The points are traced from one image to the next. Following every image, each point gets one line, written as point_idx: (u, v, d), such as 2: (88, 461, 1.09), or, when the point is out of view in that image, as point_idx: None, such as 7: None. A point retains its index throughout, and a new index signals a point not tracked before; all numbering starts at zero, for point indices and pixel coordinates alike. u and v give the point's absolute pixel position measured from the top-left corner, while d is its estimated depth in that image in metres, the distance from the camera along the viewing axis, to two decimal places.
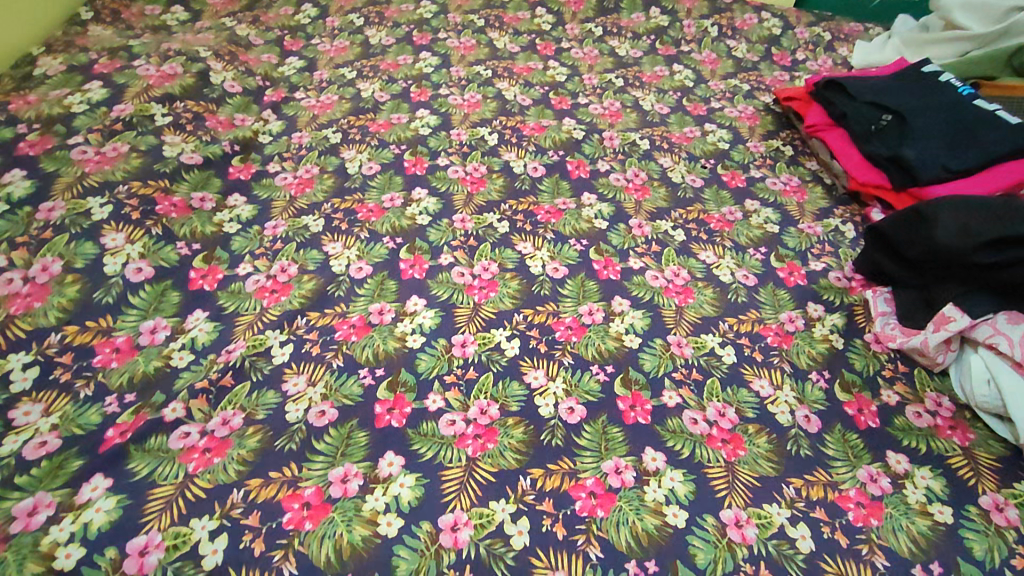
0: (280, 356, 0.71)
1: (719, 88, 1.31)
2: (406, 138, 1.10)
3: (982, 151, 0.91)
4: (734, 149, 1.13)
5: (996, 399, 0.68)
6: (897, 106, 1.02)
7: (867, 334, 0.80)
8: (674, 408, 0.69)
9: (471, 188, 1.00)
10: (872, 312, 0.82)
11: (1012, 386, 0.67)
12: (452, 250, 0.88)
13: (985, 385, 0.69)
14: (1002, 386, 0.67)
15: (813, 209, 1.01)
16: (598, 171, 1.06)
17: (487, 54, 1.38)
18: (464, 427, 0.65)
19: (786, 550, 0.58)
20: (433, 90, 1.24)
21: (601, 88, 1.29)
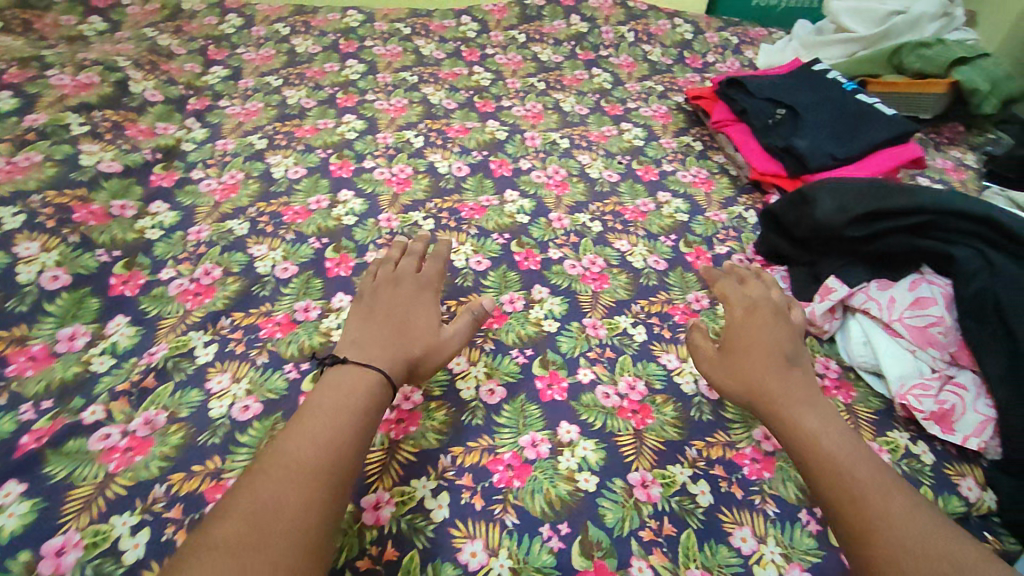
0: (204, 356, 0.72)
1: (635, 89, 1.39)
2: (332, 142, 1.12)
3: (864, 140, 1.02)
4: (647, 146, 1.20)
5: (871, 357, 0.75)
6: (790, 102, 1.12)
7: None
8: (588, 383, 0.74)
9: (396, 189, 1.03)
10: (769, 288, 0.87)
11: (883, 345, 0.74)
12: (377, 247, 0.91)
13: (862, 345, 0.76)
14: (876, 347, 0.75)
15: (719, 199, 1.08)
16: (520, 169, 1.11)
17: (414, 61, 1.41)
18: (387, 413, 0.68)
19: (687, 505, 0.63)
20: (359, 96, 1.26)
21: (523, 91, 1.35)
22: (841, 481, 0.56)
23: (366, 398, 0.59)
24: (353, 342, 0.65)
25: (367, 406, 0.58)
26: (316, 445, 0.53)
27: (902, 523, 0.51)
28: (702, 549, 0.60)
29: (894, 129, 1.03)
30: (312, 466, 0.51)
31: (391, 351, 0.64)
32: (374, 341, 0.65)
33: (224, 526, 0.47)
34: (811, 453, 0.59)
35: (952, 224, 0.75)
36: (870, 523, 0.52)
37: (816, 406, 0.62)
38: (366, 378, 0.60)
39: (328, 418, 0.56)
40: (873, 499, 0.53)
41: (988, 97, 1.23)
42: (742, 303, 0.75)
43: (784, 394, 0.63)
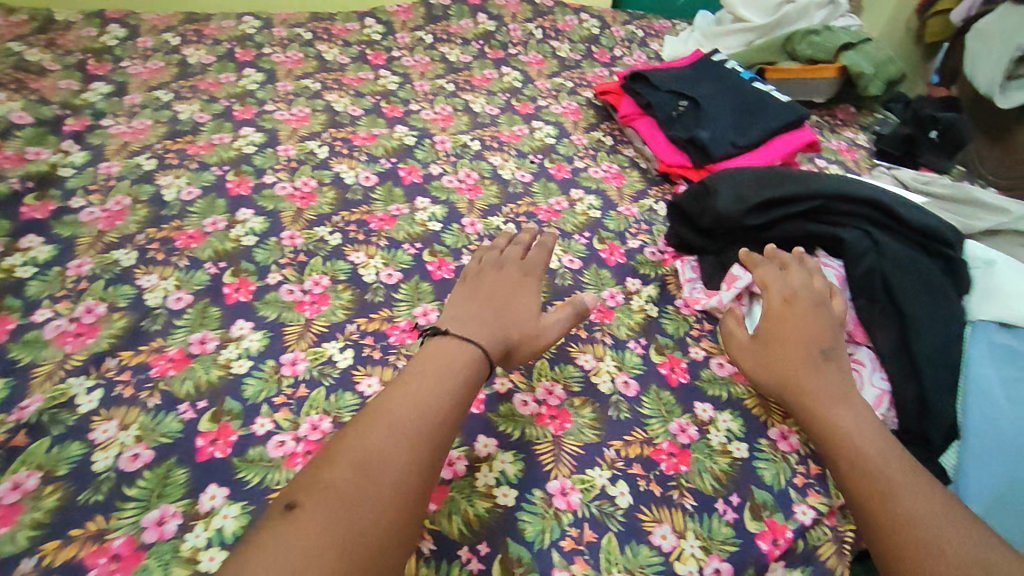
0: (86, 404, 0.66)
1: (545, 87, 1.39)
2: (229, 158, 1.05)
3: (762, 127, 1.06)
4: (559, 144, 1.20)
5: None
6: (691, 93, 1.14)
7: (678, 300, 0.88)
8: (506, 393, 0.72)
9: (300, 203, 0.98)
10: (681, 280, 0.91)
11: None
12: (280, 268, 0.86)
13: None
14: None
15: (630, 193, 1.09)
16: (430, 175, 1.08)
17: (316, 68, 1.35)
18: (294, 446, 0.64)
19: (607, 509, 0.62)
20: (258, 107, 1.20)
21: (432, 93, 1.32)
22: (873, 479, 0.56)
23: (456, 383, 0.60)
24: (433, 345, 0.64)
25: (434, 428, 0.56)
26: (418, 409, 0.56)
27: (932, 522, 0.52)
28: (623, 552, 0.59)
29: (788, 115, 1.07)
30: (412, 430, 0.55)
31: (460, 361, 0.62)
32: (443, 354, 0.63)
33: (332, 473, 0.51)
34: (842, 447, 0.60)
35: (841, 208, 0.78)
36: (898, 521, 0.53)
37: (852, 405, 0.63)
38: (430, 397, 0.58)
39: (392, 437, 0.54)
40: (904, 499, 0.54)
41: (874, 79, 1.30)
42: (781, 290, 0.72)
43: (819, 390, 0.64)
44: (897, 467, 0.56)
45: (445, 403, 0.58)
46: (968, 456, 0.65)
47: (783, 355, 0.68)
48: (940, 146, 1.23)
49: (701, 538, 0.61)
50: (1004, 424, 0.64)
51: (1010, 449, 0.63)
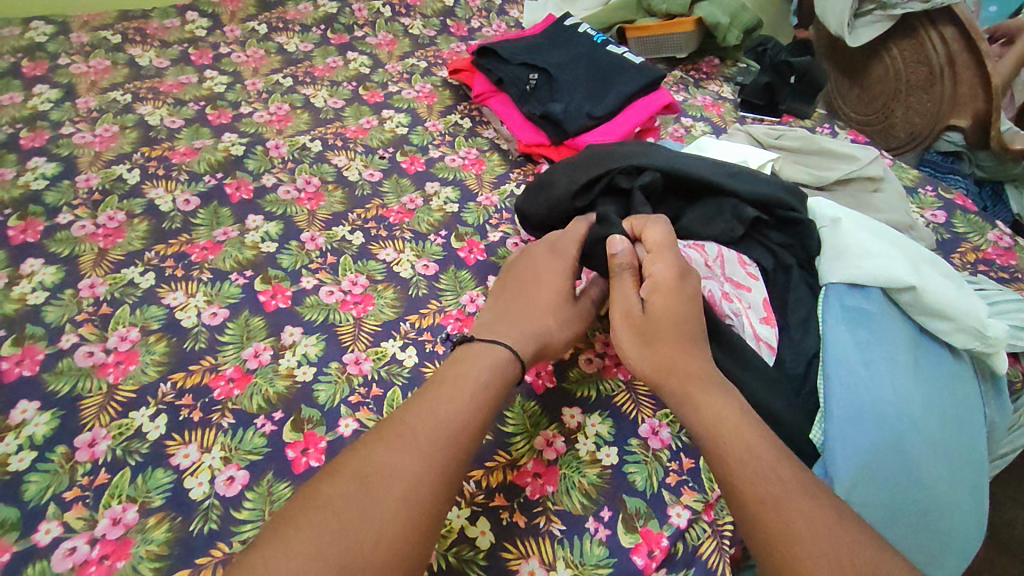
0: None
1: (396, 70, 1.27)
2: (12, 199, 0.89)
3: (617, 94, 1.00)
4: (412, 133, 1.10)
5: None
6: (542, 63, 1.06)
7: None
8: (351, 436, 0.64)
9: (103, 243, 0.84)
10: None
11: None
12: (76, 326, 0.73)
13: None
14: None
15: (491, 178, 1.02)
16: (263, 187, 0.95)
17: (127, 75, 1.17)
18: (87, 552, 0.54)
19: (465, 555, 0.56)
20: (51, 131, 1.02)
21: (267, 91, 1.18)
22: (761, 476, 0.50)
23: (467, 398, 0.55)
24: (462, 350, 0.60)
25: (452, 439, 0.52)
26: (436, 420, 0.52)
27: (818, 531, 0.47)
28: None
29: (642, 78, 1.02)
30: (427, 443, 0.51)
31: (484, 366, 0.58)
32: (467, 363, 0.58)
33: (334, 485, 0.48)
34: (725, 439, 0.53)
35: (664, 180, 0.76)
36: (780, 535, 0.47)
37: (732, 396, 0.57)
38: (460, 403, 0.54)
39: (418, 446, 0.50)
40: (790, 507, 0.48)
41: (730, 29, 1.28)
42: (675, 264, 0.62)
43: (702, 376, 0.58)
44: (784, 466, 0.51)
45: (470, 407, 0.54)
46: (829, 425, 0.65)
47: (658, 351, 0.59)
48: (798, 92, 1.22)
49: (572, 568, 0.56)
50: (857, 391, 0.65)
51: (865, 414, 0.65)
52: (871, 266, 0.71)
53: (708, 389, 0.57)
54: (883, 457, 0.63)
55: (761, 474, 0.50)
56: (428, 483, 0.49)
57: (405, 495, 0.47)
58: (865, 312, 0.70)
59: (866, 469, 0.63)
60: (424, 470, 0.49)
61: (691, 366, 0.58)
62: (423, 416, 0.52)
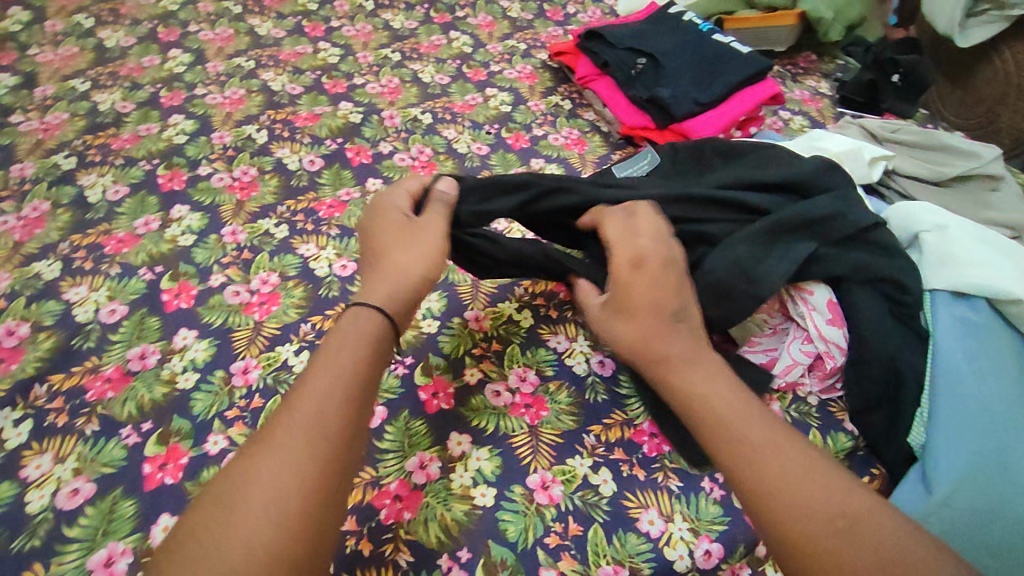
0: (16, 438, 0.61)
1: (497, 50, 1.31)
2: (158, 151, 0.97)
3: (725, 81, 1.02)
4: (515, 111, 1.14)
5: None
6: (649, 49, 1.09)
7: None
8: (477, 384, 0.68)
9: (240, 195, 0.91)
10: None
11: None
12: (223, 268, 0.80)
13: None
14: None
15: (593, 158, 1.05)
16: (381, 154, 1.01)
17: (248, 44, 1.24)
18: None
19: (591, 499, 0.60)
20: (187, 91, 1.10)
21: (377, 65, 1.23)
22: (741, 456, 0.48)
23: (330, 387, 0.48)
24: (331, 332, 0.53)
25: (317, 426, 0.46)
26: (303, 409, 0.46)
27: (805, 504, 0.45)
28: (611, 543, 0.57)
29: (751, 65, 1.03)
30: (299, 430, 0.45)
31: (358, 332, 0.52)
32: (336, 344, 0.51)
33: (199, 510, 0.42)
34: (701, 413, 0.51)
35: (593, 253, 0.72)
36: (763, 501, 0.46)
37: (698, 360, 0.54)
38: (323, 386, 0.48)
39: (273, 450, 0.44)
40: (779, 479, 0.46)
41: (834, 24, 1.28)
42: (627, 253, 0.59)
43: (674, 349, 0.54)
44: (758, 422, 0.50)
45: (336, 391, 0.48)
46: (931, 428, 0.66)
47: (630, 319, 0.57)
48: (903, 90, 1.19)
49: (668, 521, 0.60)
50: (956, 396, 0.66)
51: (965, 418, 0.65)
52: (979, 275, 0.71)
53: (678, 355, 0.54)
54: (984, 464, 0.64)
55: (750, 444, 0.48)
56: (290, 484, 0.43)
57: (274, 517, 0.41)
58: (971, 321, 0.70)
59: (966, 473, 0.63)
60: (282, 472, 0.43)
61: (664, 344, 0.55)
62: (276, 423, 0.46)
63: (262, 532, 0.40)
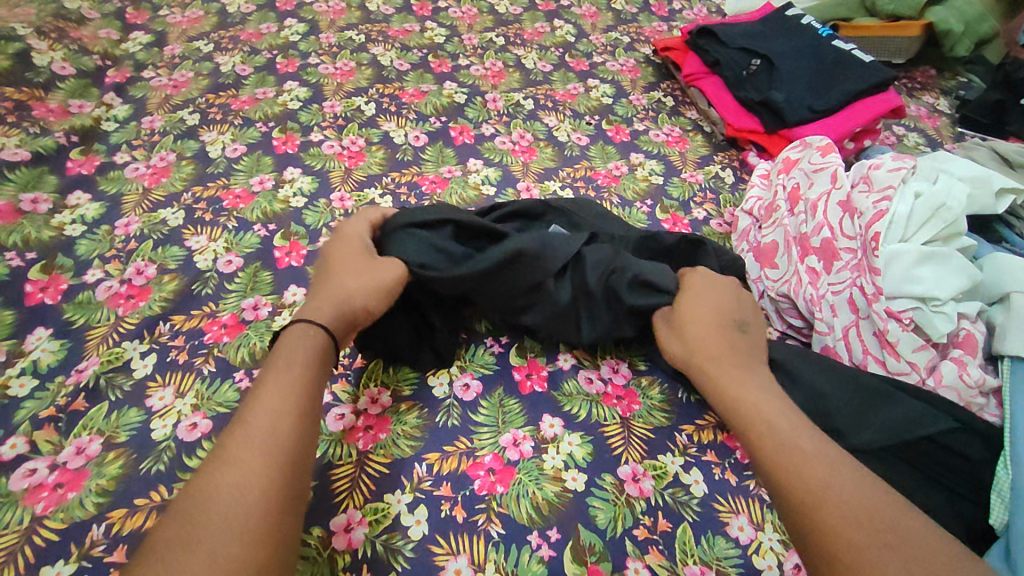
0: (141, 369, 0.65)
1: (601, 41, 1.30)
2: (274, 114, 1.01)
3: (843, 90, 0.98)
4: (617, 104, 1.13)
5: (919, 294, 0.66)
6: (764, 50, 1.06)
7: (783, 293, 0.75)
8: (571, 370, 0.68)
9: (348, 163, 0.94)
10: (786, 266, 0.77)
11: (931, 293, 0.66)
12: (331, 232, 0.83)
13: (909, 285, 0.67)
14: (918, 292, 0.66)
15: (695, 158, 1.03)
16: (482, 135, 1.02)
17: (359, 18, 1.27)
18: (353, 420, 0.61)
19: (681, 497, 0.60)
20: (301, 60, 1.14)
21: (481, 47, 1.24)
22: (783, 450, 0.52)
23: (287, 401, 0.50)
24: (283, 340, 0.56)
25: (276, 434, 0.48)
26: (275, 418, 0.49)
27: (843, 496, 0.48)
28: (700, 543, 0.57)
29: (873, 75, 0.99)
30: (269, 441, 0.47)
31: (304, 346, 0.55)
32: (288, 358, 0.54)
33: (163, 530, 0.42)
34: (747, 416, 0.56)
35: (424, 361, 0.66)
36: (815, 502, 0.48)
37: (750, 374, 0.61)
38: (270, 397, 0.50)
39: (228, 466, 0.45)
40: (813, 472, 0.50)
41: (962, 39, 1.22)
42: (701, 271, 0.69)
43: (727, 359, 0.61)
44: (802, 434, 0.53)
45: (291, 402, 0.50)
46: (1016, 468, 0.57)
47: (699, 335, 0.63)
48: None
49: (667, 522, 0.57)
50: None
51: None
52: None
53: (733, 369, 0.61)
54: None
55: (785, 442, 0.53)
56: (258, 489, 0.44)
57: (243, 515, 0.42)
58: None
59: None
60: (256, 476, 0.45)
61: (717, 349, 0.62)
62: (232, 438, 0.47)
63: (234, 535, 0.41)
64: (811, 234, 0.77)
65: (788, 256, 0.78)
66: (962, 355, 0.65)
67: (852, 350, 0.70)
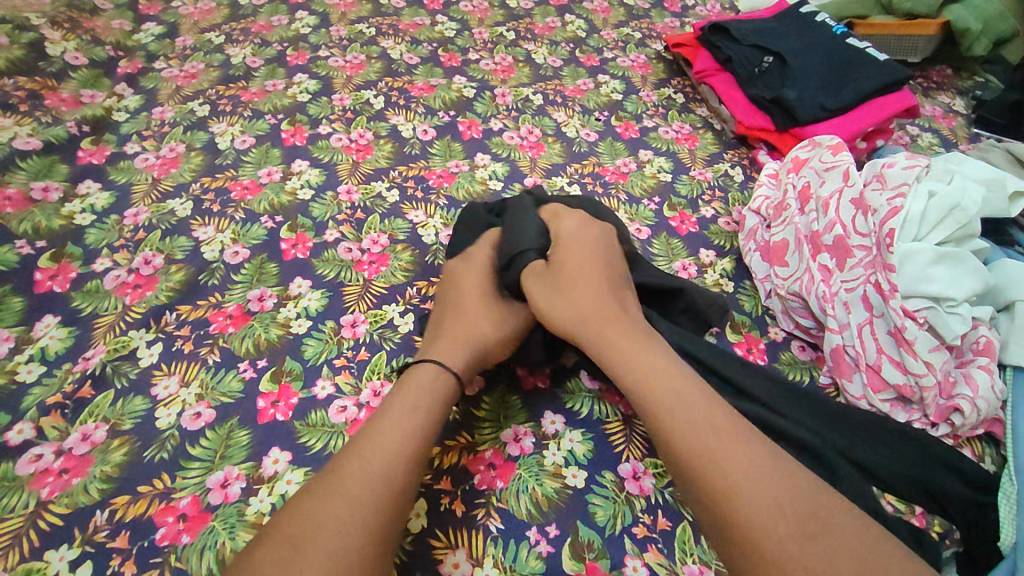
0: (147, 358, 0.66)
1: (612, 37, 1.29)
2: (283, 107, 1.02)
3: (856, 89, 0.97)
4: (626, 100, 1.12)
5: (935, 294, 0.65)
6: (777, 47, 1.05)
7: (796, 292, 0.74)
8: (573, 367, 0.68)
9: (356, 156, 0.94)
10: (798, 265, 0.76)
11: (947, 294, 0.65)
12: (337, 224, 0.83)
13: (925, 284, 0.66)
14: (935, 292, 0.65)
15: (704, 155, 1.02)
16: (491, 130, 1.02)
17: (370, 11, 1.27)
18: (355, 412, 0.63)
19: (681, 496, 0.59)
20: (311, 53, 1.14)
21: (491, 42, 1.23)
22: (697, 433, 0.49)
23: (403, 433, 0.50)
24: (402, 381, 0.56)
25: (383, 471, 0.48)
26: (392, 453, 0.49)
27: (758, 482, 0.45)
28: (699, 543, 0.56)
29: (887, 74, 0.98)
30: (372, 476, 0.47)
31: (426, 385, 0.55)
32: (404, 393, 0.54)
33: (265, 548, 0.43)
34: (657, 392, 0.52)
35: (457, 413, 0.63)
36: (731, 497, 0.45)
37: (649, 343, 0.57)
38: (386, 430, 0.50)
39: (340, 482, 0.47)
40: (727, 457, 0.47)
41: (980, 38, 1.19)
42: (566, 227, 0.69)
43: (624, 321, 0.59)
44: (717, 413, 0.50)
45: (404, 433, 0.50)
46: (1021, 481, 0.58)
47: (578, 295, 0.61)
48: None
49: (602, 518, 0.57)
50: None
51: None
52: None
53: (630, 334, 0.57)
54: None
55: (700, 424, 0.49)
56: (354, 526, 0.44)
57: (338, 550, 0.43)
58: None
59: None
60: (358, 512, 0.45)
61: (613, 308, 0.60)
62: (347, 469, 0.47)
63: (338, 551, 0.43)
64: (822, 232, 0.75)
65: (799, 254, 0.77)
66: (986, 362, 0.64)
67: (866, 349, 0.68)
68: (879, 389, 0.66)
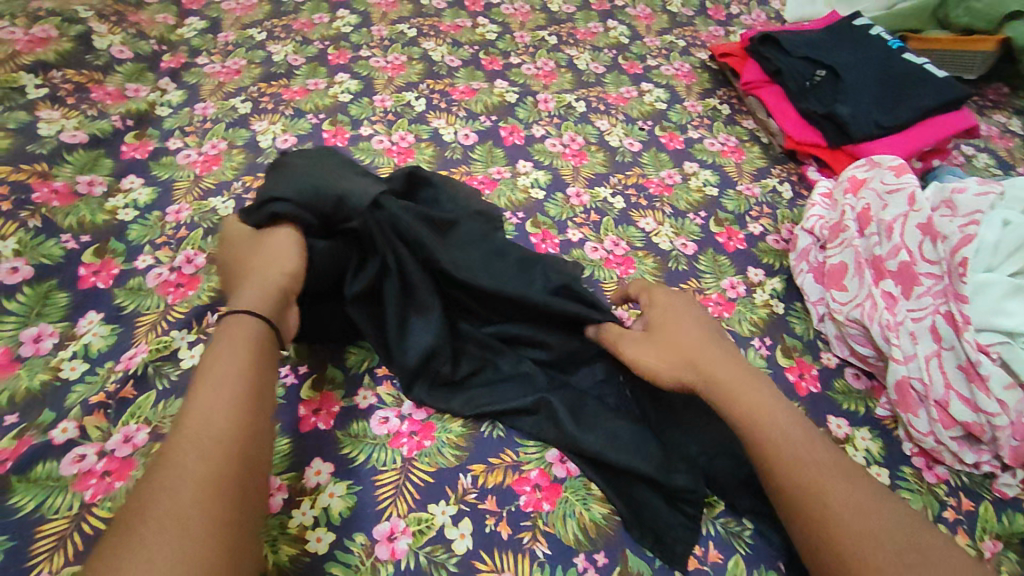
0: (189, 359, 0.65)
1: (655, 44, 1.26)
2: (324, 106, 1.01)
3: (912, 106, 0.94)
4: (671, 110, 1.10)
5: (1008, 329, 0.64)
6: (831, 61, 1.02)
7: (856, 318, 0.71)
8: None
9: (398, 159, 0.93)
10: (859, 290, 0.73)
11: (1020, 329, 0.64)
12: None
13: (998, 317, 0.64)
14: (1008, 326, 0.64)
15: (751, 170, 0.99)
16: (533, 136, 1.00)
17: (412, 11, 1.26)
18: (397, 425, 0.60)
19: (733, 528, 0.57)
20: (353, 52, 1.13)
21: (533, 46, 1.21)
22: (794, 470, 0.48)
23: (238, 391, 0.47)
24: (216, 342, 0.50)
25: (225, 435, 0.44)
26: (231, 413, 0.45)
27: (862, 514, 0.46)
28: None
29: (946, 91, 0.94)
30: (220, 439, 0.43)
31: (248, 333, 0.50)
32: (229, 346, 0.49)
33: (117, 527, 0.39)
34: (747, 426, 0.52)
35: (503, 362, 0.64)
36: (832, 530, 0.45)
37: (738, 378, 0.55)
38: (218, 389, 0.46)
39: (181, 461, 0.41)
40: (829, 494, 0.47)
41: None
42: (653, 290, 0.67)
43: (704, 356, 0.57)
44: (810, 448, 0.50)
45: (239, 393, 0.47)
46: None
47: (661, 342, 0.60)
48: None
49: (646, 547, 0.55)
50: None
51: None
52: None
53: (729, 371, 0.56)
54: None
55: (798, 457, 0.49)
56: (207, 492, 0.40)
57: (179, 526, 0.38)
58: None
59: None
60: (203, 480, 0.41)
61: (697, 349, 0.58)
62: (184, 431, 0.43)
63: (177, 558, 0.37)
64: (886, 257, 0.73)
65: (859, 279, 0.73)
66: None
67: (933, 382, 0.65)
68: (948, 426, 0.63)
